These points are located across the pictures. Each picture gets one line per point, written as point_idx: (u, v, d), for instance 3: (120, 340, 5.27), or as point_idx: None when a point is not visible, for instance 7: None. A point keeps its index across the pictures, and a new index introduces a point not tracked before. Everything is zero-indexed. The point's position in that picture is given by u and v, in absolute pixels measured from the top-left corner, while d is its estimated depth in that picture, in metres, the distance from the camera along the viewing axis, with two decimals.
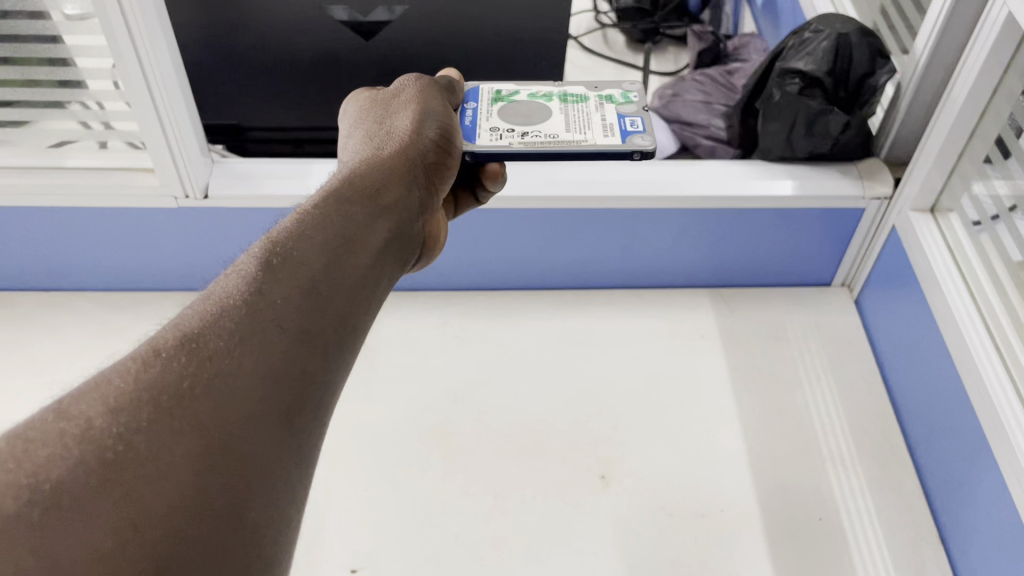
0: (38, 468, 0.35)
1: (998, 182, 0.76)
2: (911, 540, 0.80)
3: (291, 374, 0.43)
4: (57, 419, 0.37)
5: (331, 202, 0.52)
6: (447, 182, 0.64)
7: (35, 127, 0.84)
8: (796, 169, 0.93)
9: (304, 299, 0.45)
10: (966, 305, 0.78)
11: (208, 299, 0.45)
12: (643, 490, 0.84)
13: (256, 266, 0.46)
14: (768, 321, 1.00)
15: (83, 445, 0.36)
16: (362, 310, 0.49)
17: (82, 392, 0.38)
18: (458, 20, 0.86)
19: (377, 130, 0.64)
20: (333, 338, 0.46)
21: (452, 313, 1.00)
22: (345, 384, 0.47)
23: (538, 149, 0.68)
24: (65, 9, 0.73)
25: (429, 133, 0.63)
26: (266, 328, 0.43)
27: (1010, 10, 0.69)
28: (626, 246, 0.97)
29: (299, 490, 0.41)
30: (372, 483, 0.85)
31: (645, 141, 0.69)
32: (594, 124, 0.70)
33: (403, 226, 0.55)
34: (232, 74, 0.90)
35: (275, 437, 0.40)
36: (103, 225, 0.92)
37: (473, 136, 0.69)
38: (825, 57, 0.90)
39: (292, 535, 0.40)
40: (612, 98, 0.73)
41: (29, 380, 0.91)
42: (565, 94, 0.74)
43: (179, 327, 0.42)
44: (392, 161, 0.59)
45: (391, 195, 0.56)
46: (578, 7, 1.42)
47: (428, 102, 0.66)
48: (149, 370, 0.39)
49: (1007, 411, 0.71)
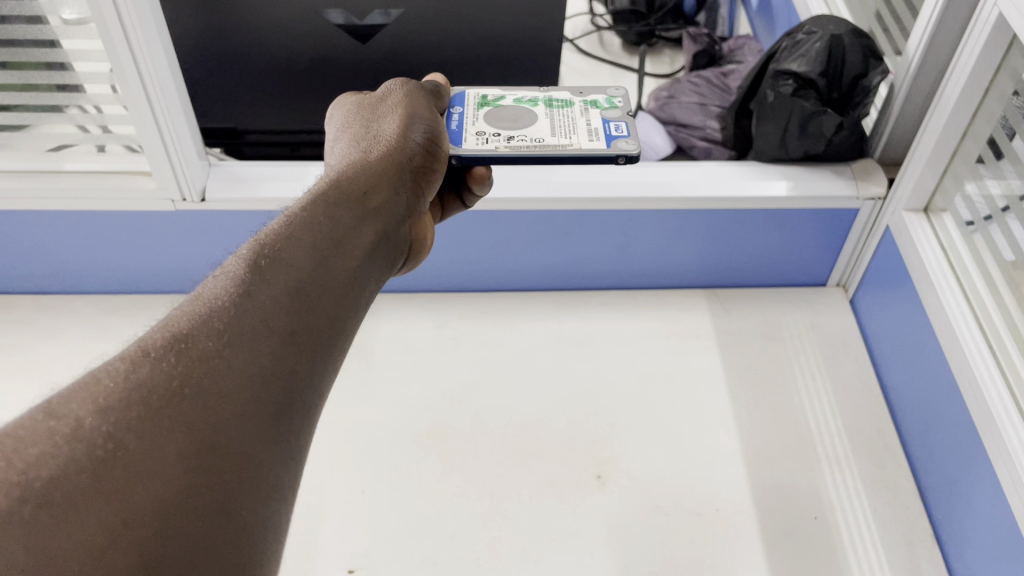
0: (29, 466, 0.35)
1: (990, 182, 0.77)
2: (906, 539, 0.81)
3: (280, 374, 0.43)
4: (47, 418, 0.37)
5: (320, 204, 0.53)
6: (434, 186, 0.64)
7: (35, 130, 0.85)
8: (789, 170, 0.94)
9: (292, 299, 0.46)
10: (960, 304, 0.79)
11: (196, 300, 0.45)
12: (639, 489, 0.84)
13: (243, 266, 0.47)
14: (763, 321, 1.00)
15: (73, 443, 0.36)
16: (350, 310, 0.49)
17: (72, 391, 0.38)
18: (453, 23, 0.87)
19: (365, 133, 0.64)
20: (321, 339, 0.46)
21: (448, 314, 1.01)
22: (333, 385, 0.48)
23: (524, 153, 0.68)
24: (63, 14, 0.74)
25: (417, 136, 0.64)
26: (255, 328, 0.44)
27: (1001, 11, 0.69)
28: (621, 247, 0.98)
29: (289, 489, 0.42)
30: (369, 484, 0.85)
31: (629, 145, 0.69)
32: (579, 128, 0.71)
33: (390, 228, 0.56)
34: (229, 77, 0.90)
35: (264, 436, 0.41)
36: (101, 228, 0.92)
37: (460, 139, 0.70)
38: (818, 59, 0.90)
39: (282, 533, 0.41)
40: (597, 103, 0.74)
41: (27, 382, 0.92)
42: (550, 99, 0.74)
43: (167, 328, 0.43)
44: (380, 163, 0.59)
45: (380, 197, 0.57)
46: (574, 10, 1.42)
47: (415, 106, 0.67)
48: (138, 370, 0.40)
49: (1006, 423, 0.71)
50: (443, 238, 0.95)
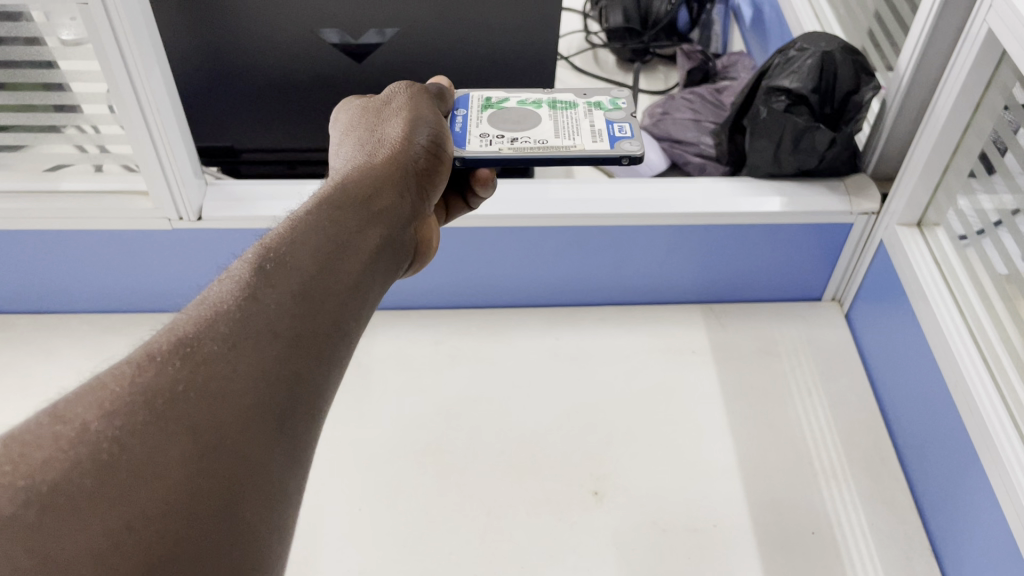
0: (34, 469, 0.35)
1: (983, 196, 0.77)
2: (904, 553, 0.80)
3: (283, 378, 0.43)
4: (53, 422, 0.37)
5: (325, 207, 0.53)
6: (439, 188, 0.64)
7: (33, 151, 0.85)
8: (783, 187, 0.94)
9: (298, 302, 0.46)
10: (953, 317, 0.79)
11: (201, 304, 0.45)
12: (637, 506, 0.84)
13: (249, 270, 0.47)
14: (759, 337, 1.00)
15: (78, 447, 0.36)
16: (355, 313, 0.49)
17: (78, 395, 0.38)
18: (446, 42, 0.87)
19: (370, 136, 0.65)
20: (325, 341, 0.46)
21: (445, 330, 1.01)
22: (338, 388, 0.48)
23: (528, 155, 0.69)
24: (61, 35, 0.75)
25: (421, 139, 0.64)
26: (259, 331, 0.44)
27: (990, 27, 0.69)
28: (617, 263, 0.98)
29: (292, 493, 0.42)
30: (366, 502, 0.85)
31: (634, 146, 0.70)
32: (583, 129, 0.72)
33: (395, 231, 0.56)
34: (226, 98, 0.91)
35: (268, 439, 0.41)
36: (95, 249, 0.92)
37: (464, 141, 0.70)
38: (810, 75, 0.90)
39: (285, 537, 0.41)
40: (601, 104, 0.74)
41: (26, 402, 0.92)
42: (554, 101, 0.75)
43: (173, 332, 0.43)
44: (385, 167, 0.59)
45: (385, 200, 0.57)
46: (569, 28, 1.44)
47: (420, 109, 0.67)
48: (143, 373, 0.40)
49: (1006, 447, 0.70)
50: (440, 254, 0.96)
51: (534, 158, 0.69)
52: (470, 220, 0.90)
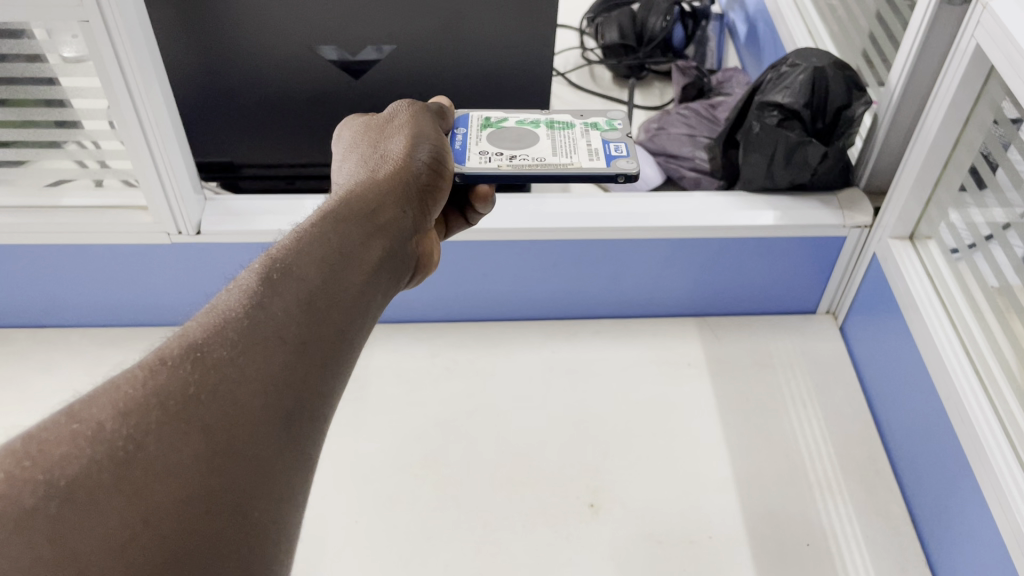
0: (53, 464, 0.35)
1: (974, 210, 0.78)
2: (900, 565, 0.81)
3: (291, 385, 0.44)
4: (70, 422, 0.38)
5: (329, 220, 0.53)
6: (441, 203, 0.65)
7: (35, 167, 0.85)
8: (778, 202, 0.95)
9: (304, 311, 0.46)
10: (946, 329, 0.79)
11: (211, 311, 0.46)
12: (633, 519, 0.84)
13: (256, 280, 0.47)
14: (755, 349, 1.01)
15: (95, 445, 0.37)
16: (359, 323, 0.50)
17: (93, 396, 0.39)
18: (443, 59, 0.89)
19: (373, 153, 0.65)
20: (330, 351, 0.47)
21: (443, 343, 1.01)
22: (342, 396, 0.48)
23: (526, 171, 0.70)
24: (63, 53, 0.76)
25: (423, 154, 0.65)
26: (267, 339, 0.44)
27: (978, 43, 0.70)
28: (614, 276, 0.99)
29: (300, 495, 0.42)
30: (363, 514, 0.85)
31: (629, 164, 0.71)
32: (580, 148, 0.73)
33: (398, 243, 0.57)
34: (226, 115, 0.92)
35: (276, 442, 0.41)
36: (98, 264, 0.93)
37: (464, 157, 0.71)
38: (802, 91, 0.92)
39: (292, 537, 0.41)
40: (597, 125, 0.76)
41: (26, 415, 0.92)
42: (552, 121, 0.76)
43: (184, 338, 0.43)
44: (388, 181, 0.60)
45: (388, 214, 0.57)
46: (567, 45, 1.46)
47: (421, 125, 0.68)
48: (155, 377, 0.40)
49: (1006, 475, 0.69)
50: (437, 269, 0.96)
51: (532, 175, 0.69)
52: (468, 233, 0.91)
